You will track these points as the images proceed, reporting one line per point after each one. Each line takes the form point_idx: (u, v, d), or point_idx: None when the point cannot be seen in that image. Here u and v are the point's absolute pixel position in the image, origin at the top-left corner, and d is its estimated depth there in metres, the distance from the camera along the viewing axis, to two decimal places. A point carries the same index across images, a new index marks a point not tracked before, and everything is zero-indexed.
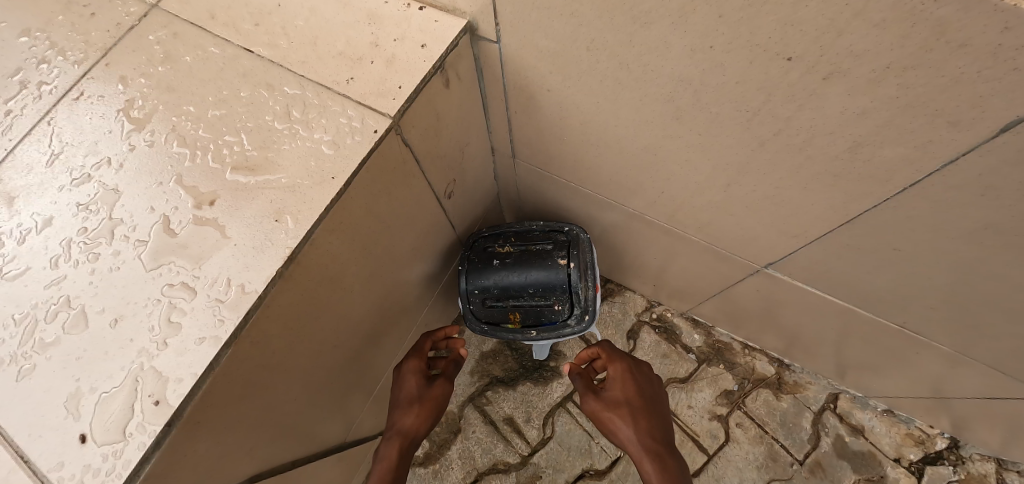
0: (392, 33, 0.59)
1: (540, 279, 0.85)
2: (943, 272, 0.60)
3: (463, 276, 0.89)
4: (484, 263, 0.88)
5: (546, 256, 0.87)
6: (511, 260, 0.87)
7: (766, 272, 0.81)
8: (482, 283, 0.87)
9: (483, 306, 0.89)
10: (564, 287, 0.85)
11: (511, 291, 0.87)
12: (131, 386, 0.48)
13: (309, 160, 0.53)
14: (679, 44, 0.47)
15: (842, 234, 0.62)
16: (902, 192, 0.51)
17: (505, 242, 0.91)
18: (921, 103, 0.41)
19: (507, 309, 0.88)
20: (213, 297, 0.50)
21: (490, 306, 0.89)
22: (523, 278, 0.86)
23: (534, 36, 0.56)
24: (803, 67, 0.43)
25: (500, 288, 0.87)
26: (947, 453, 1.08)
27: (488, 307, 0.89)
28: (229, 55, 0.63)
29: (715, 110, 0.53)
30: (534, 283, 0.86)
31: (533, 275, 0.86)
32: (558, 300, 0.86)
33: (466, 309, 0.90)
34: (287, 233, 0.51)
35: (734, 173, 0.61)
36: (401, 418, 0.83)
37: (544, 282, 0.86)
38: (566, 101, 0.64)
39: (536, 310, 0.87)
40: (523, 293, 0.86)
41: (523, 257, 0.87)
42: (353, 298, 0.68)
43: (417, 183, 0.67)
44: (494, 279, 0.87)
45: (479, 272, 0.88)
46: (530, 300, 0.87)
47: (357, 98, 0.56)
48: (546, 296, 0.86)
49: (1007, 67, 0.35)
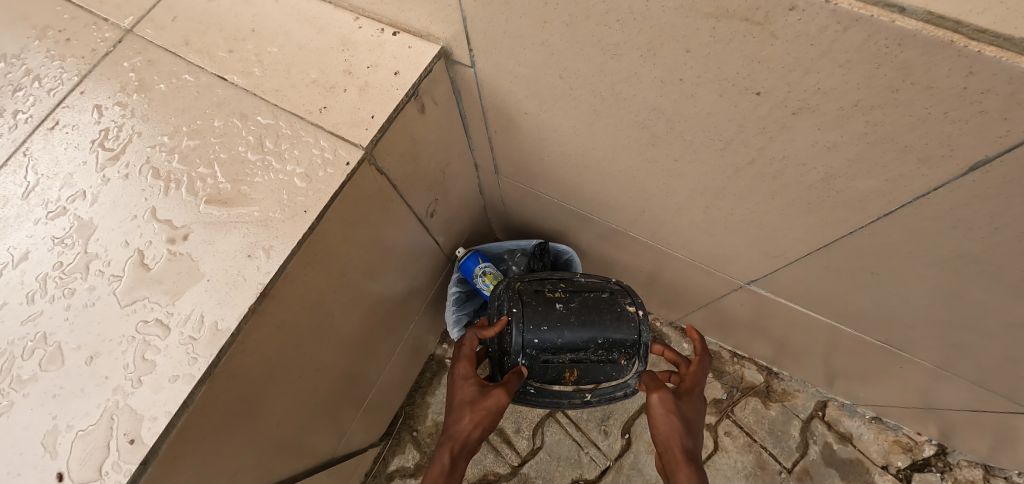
0: (365, 59, 0.59)
1: (611, 332, 0.73)
2: (922, 295, 0.59)
3: (516, 321, 0.72)
4: (542, 307, 0.74)
5: (614, 304, 0.75)
6: (575, 307, 0.74)
7: (750, 288, 0.81)
8: (542, 333, 0.72)
9: (537, 362, 0.72)
10: (635, 342, 0.73)
11: (575, 344, 0.72)
12: (107, 424, 0.48)
13: (281, 193, 0.53)
14: (649, 75, 0.46)
15: (821, 256, 0.62)
16: (877, 221, 0.51)
17: (555, 285, 0.78)
18: (892, 140, 0.40)
19: (566, 366, 0.72)
20: (186, 335, 0.50)
21: (543, 362, 0.73)
22: (591, 327, 0.72)
23: (508, 62, 0.55)
24: (773, 101, 0.42)
25: (563, 340, 0.72)
26: (935, 459, 1.08)
27: (541, 364, 0.73)
28: (203, 83, 0.62)
29: (689, 138, 0.52)
30: (603, 337, 0.72)
31: (602, 325, 0.73)
32: (626, 356, 0.73)
33: (514, 365, 0.72)
34: (259, 269, 0.51)
35: (712, 197, 0.61)
36: (453, 423, 0.66)
37: (614, 335, 0.73)
38: (544, 123, 0.63)
39: (599, 369, 0.73)
40: (586, 348, 0.72)
41: (589, 303, 0.75)
42: (333, 323, 0.68)
43: (396, 207, 0.67)
44: (557, 329, 0.72)
45: (538, 317, 0.73)
46: (593, 356, 0.73)
47: (330, 129, 0.55)
48: (613, 352, 0.73)
49: (973, 109, 0.34)
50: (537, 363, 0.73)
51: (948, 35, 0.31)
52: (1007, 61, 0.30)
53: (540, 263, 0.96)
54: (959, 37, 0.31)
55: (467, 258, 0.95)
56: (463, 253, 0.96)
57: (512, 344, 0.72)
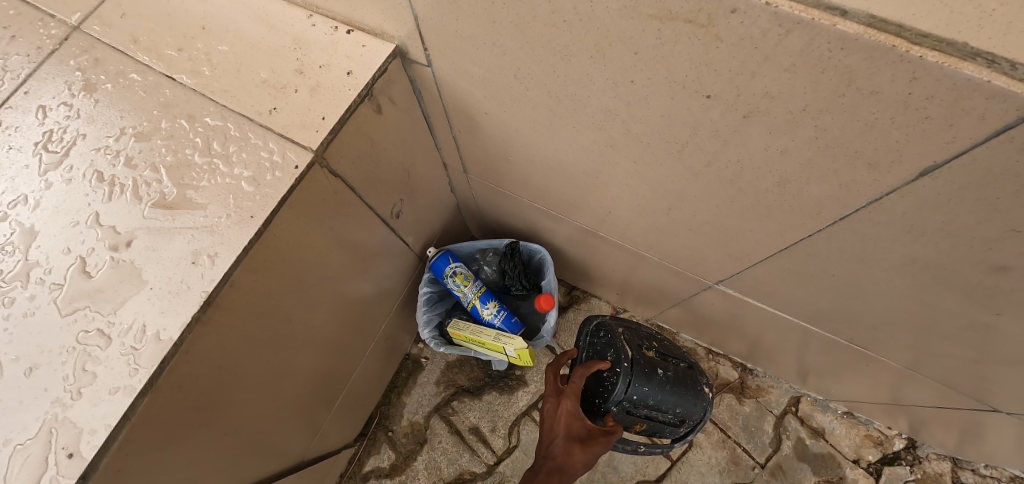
0: (317, 58, 0.57)
1: (688, 406, 0.86)
2: (882, 297, 0.59)
3: (623, 375, 0.80)
4: (646, 366, 0.83)
5: (695, 378, 0.89)
6: (671, 373, 0.85)
7: (718, 288, 0.81)
8: (642, 389, 0.81)
9: (622, 410, 0.81)
10: (699, 416, 0.89)
11: (660, 407, 0.84)
12: (45, 437, 0.47)
13: (227, 198, 0.51)
14: (601, 77, 0.45)
15: (784, 258, 0.61)
16: (834, 225, 0.50)
17: (649, 345, 0.89)
18: (842, 145, 0.39)
19: (638, 420, 0.84)
20: (128, 345, 0.48)
21: (628, 414, 0.83)
22: (679, 397, 0.85)
23: (463, 62, 0.54)
24: (723, 105, 0.41)
25: (655, 402, 0.83)
26: (905, 453, 1.10)
27: (627, 415, 0.82)
28: (151, 83, 0.60)
29: (646, 140, 0.51)
30: (681, 406, 0.86)
31: (686, 398, 0.86)
32: (684, 424, 0.90)
33: (609, 413, 0.80)
34: (202, 277, 0.49)
35: (674, 199, 0.60)
36: (557, 444, 0.72)
37: (688, 407, 0.88)
38: (505, 124, 0.62)
39: (658, 428, 0.88)
40: (663, 410, 0.85)
41: (677, 374, 0.87)
42: (292, 329, 0.67)
43: (356, 209, 0.66)
44: (653, 389, 0.82)
45: (642, 377, 0.81)
46: (664, 417, 0.86)
47: (279, 131, 0.54)
48: (678, 420, 0.88)
49: (919, 116, 0.33)
50: (623, 414, 0.82)
51: (890, 40, 0.30)
52: (949, 67, 0.29)
53: (511, 263, 0.96)
54: (902, 42, 0.30)
55: (438, 257, 0.94)
56: (434, 253, 0.95)
57: (614, 392, 0.79)
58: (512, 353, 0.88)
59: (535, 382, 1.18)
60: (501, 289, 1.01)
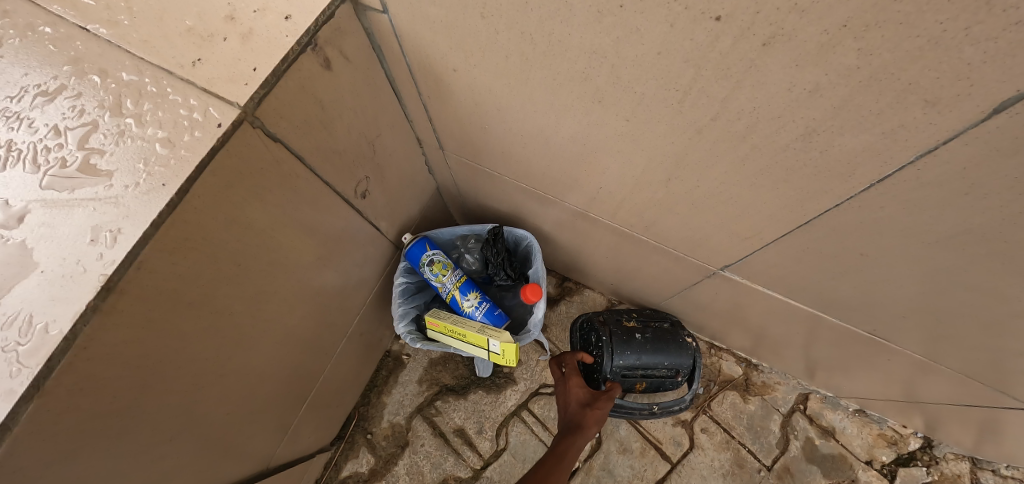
0: (251, 2, 0.48)
1: (674, 357, 0.93)
2: (914, 279, 0.51)
3: (607, 348, 0.91)
4: (624, 336, 0.93)
5: (676, 334, 0.95)
6: (649, 335, 0.94)
7: (722, 274, 0.73)
8: (627, 355, 0.91)
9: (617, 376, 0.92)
10: (691, 366, 0.93)
11: (647, 365, 0.93)
12: None
13: (137, 162, 0.43)
14: (582, 5, 0.37)
15: (801, 236, 0.53)
16: (867, 190, 0.42)
17: (629, 316, 0.99)
18: (888, 77, 0.31)
19: (638, 379, 0.93)
20: (10, 339, 0.39)
21: None
22: (661, 352, 0.93)
23: (421, 2, 0.45)
24: (735, 30, 0.33)
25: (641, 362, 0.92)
26: (921, 453, 1.03)
27: None
28: (62, 36, 0.51)
29: (640, 89, 0.42)
30: (669, 361, 0.93)
31: (669, 352, 0.93)
32: (682, 375, 0.95)
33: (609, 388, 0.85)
34: (100, 257, 0.40)
35: (673, 167, 0.51)
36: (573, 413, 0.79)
37: (677, 359, 0.93)
38: (476, 83, 0.53)
39: (659, 383, 0.95)
40: (655, 368, 0.93)
41: (657, 335, 0.95)
42: (237, 322, 0.58)
43: (307, 184, 0.57)
44: (636, 352, 0.92)
45: (622, 344, 0.92)
46: (659, 372, 0.94)
47: (203, 85, 0.45)
48: (674, 374, 0.94)
49: (1004, 21, 0.26)
50: None
51: None
52: None
53: (494, 251, 0.88)
54: None
55: (414, 244, 0.86)
56: (410, 239, 0.87)
57: (602, 365, 0.91)
58: (497, 348, 0.76)
59: (524, 380, 1.09)
60: (484, 279, 0.93)
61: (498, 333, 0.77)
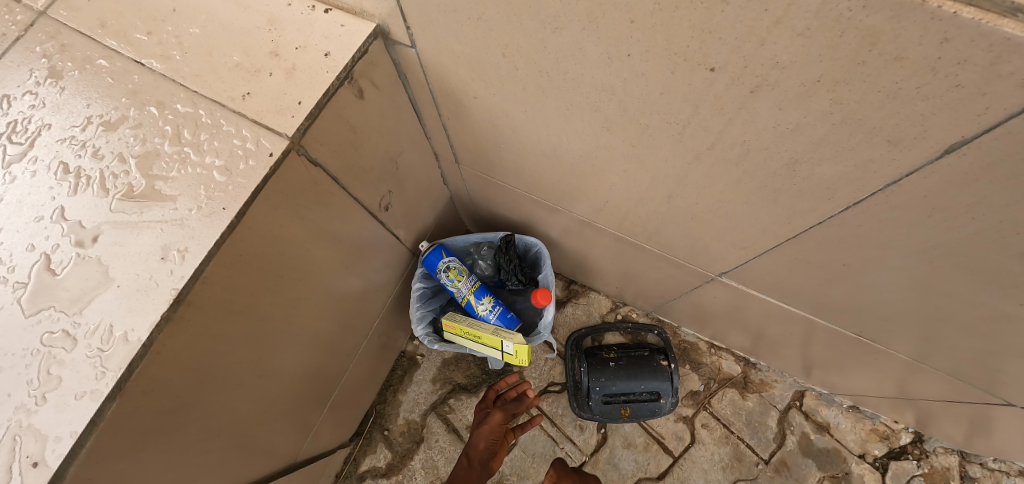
0: (293, 40, 0.53)
1: (648, 380, 1.06)
2: (894, 286, 0.56)
3: (585, 377, 1.08)
4: (600, 366, 1.09)
5: (651, 359, 1.09)
6: (624, 364, 1.08)
7: (721, 279, 0.78)
8: (602, 384, 1.07)
9: (598, 401, 1.07)
10: (667, 384, 1.06)
11: (625, 390, 1.07)
12: (8, 446, 0.44)
13: (199, 188, 0.49)
14: (595, 51, 0.42)
15: (791, 247, 0.58)
16: (847, 209, 0.47)
17: (610, 346, 1.12)
18: (857, 120, 0.37)
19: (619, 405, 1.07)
20: (94, 346, 0.45)
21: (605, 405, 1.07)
22: (636, 378, 1.07)
23: (448, 41, 0.51)
24: (728, 78, 0.38)
25: (618, 388, 1.07)
26: (912, 447, 1.08)
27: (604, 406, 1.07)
28: (119, 68, 0.57)
29: (644, 120, 0.48)
30: (645, 384, 1.07)
31: (643, 376, 1.07)
32: (663, 395, 1.07)
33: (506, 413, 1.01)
34: (173, 273, 0.46)
35: (674, 185, 0.57)
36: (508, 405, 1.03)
37: (654, 381, 1.07)
38: (494, 108, 0.59)
39: (642, 403, 1.07)
40: (633, 391, 1.07)
41: (631, 362, 1.08)
42: (275, 327, 0.64)
43: (339, 201, 0.62)
44: (611, 380, 1.07)
45: (597, 373, 1.08)
46: (638, 395, 1.07)
47: (253, 117, 0.51)
48: (653, 393, 1.07)
49: (948, 84, 0.31)
50: (600, 405, 1.07)
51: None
52: (986, 24, 0.27)
53: (506, 258, 0.93)
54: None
55: (430, 252, 0.91)
56: (427, 247, 0.92)
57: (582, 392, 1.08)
58: (510, 348, 0.82)
59: (533, 378, 1.15)
60: (496, 284, 0.98)
61: (512, 334, 0.82)
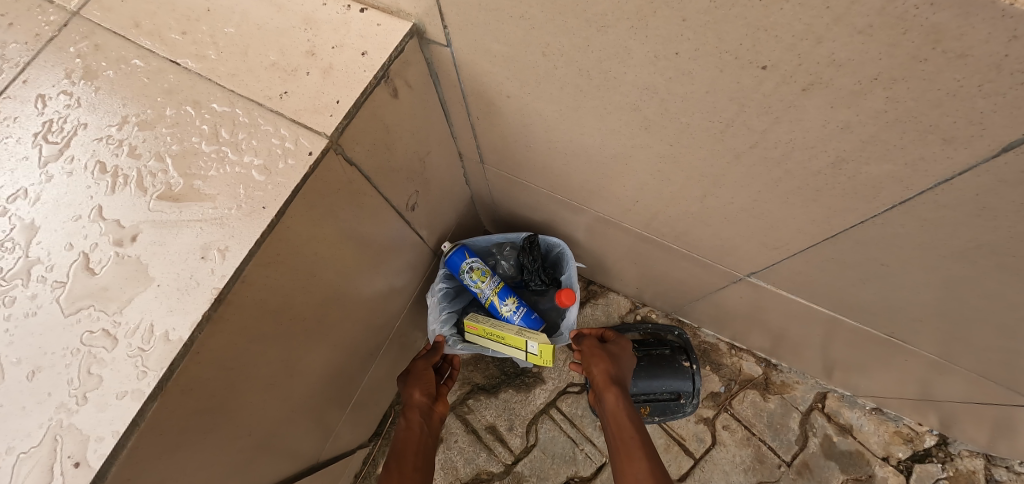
0: (329, 39, 0.54)
1: (670, 380, 1.06)
2: (932, 287, 0.56)
3: None
4: None
5: (673, 357, 1.08)
6: (645, 363, 1.07)
7: (749, 280, 0.77)
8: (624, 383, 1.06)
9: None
10: (689, 385, 1.07)
11: (646, 388, 1.06)
12: (50, 446, 0.44)
13: (237, 188, 0.49)
14: (641, 50, 0.42)
15: (827, 247, 0.57)
16: (891, 209, 0.46)
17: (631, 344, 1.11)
18: (913, 118, 0.36)
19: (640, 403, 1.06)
20: (135, 346, 0.45)
21: None
22: (658, 377, 1.06)
23: (486, 40, 0.50)
24: (781, 76, 0.38)
25: (639, 387, 1.06)
26: (936, 450, 1.06)
27: None
28: (154, 68, 0.57)
29: (686, 120, 0.47)
30: (666, 383, 1.06)
31: (665, 375, 1.06)
32: (682, 393, 1.08)
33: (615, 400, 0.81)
34: (213, 272, 0.46)
35: (710, 185, 0.56)
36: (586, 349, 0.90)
37: (676, 381, 1.06)
38: (527, 107, 0.58)
39: (661, 401, 1.07)
40: (654, 389, 1.06)
41: (653, 361, 1.08)
42: (306, 327, 0.64)
43: (370, 200, 0.62)
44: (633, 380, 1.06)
45: None
46: (659, 393, 1.07)
47: (291, 116, 0.51)
48: (672, 392, 1.08)
49: (1013, 81, 0.30)
50: None
51: None
52: None
53: (530, 257, 0.94)
54: None
55: (453, 253, 0.90)
56: (449, 248, 0.91)
57: None
58: (535, 349, 0.82)
59: (552, 379, 1.14)
60: (518, 284, 0.99)
61: (536, 335, 0.83)
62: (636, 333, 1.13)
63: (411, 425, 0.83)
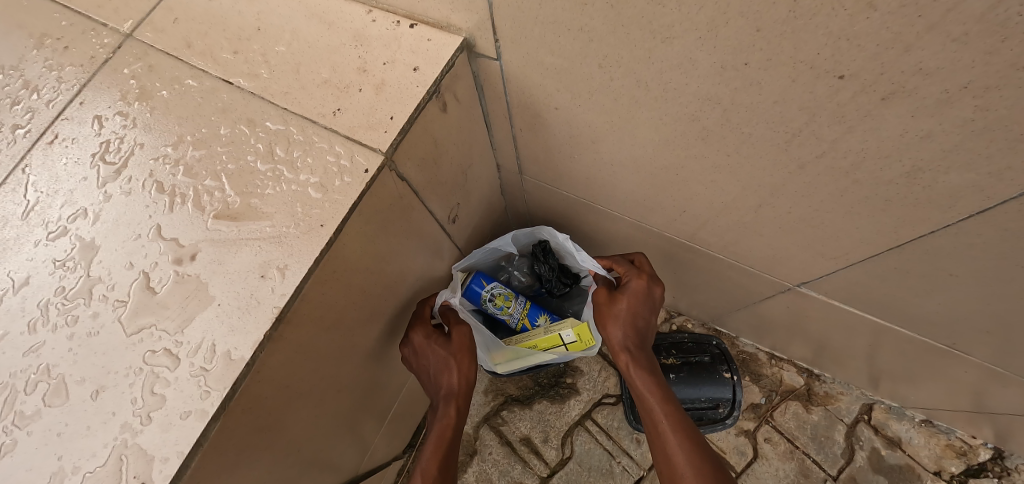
0: (380, 56, 0.55)
1: (711, 391, 1.03)
2: (1007, 298, 0.53)
3: None
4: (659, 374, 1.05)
5: (713, 368, 1.05)
6: (685, 373, 1.05)
7: (797, 290, 0.75)
8: None
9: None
10: (730, 396, 1.03)
11: (685, 399, 1.03)
12: (115, 466, 0.44)
13: (295, 206, 0.50)
14: (707, 61, 0.41)
15: (889, 258, 0.55)
16: (966, 220, 0.44)
17: (668, 353, 1.08)
18: (1004, 126, 0.34)
19: None
20: (197, 366, 0.46)
21: None
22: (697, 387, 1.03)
23: (538, 52, 0.50)
24: (858, 86, 0.36)
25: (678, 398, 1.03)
26: (992, 464, 1.02)
27: None
28: (207, 87, 0.58)
29: (748, 130, 0.46)
30: (706, 394, 1.04)
31: (705, 386, 1.04)
32: (723, 404, 1.03)
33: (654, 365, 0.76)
34: (274, 291, 0.47)
35: (766, 194, 0.54)
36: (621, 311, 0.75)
37: (716, 391, 1.04)
38: (576, 119, 0.58)
39: (701, 413, 1.04)
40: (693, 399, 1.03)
41: (692, 370, 1.05)
42: (353, 342, 0.64)
43: (416, 214, 0.62)
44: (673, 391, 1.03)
45: None
46: (698, 404, 1.03)
47: (345, 133, 0.52)
48: (713, 403, 1.04)
49: None
50: None
51: None
52: None
53: (545, 265, 0.88)
54: None
55: (469, 282, 0.80)
56: (463, 277, 0.81)
57: None
58: (570, 335, 0.79)
59: (587, 390, 1.13)
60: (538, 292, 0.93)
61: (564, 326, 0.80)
62: (674, 343, 1.09)
63: (445, 406, 0.73)
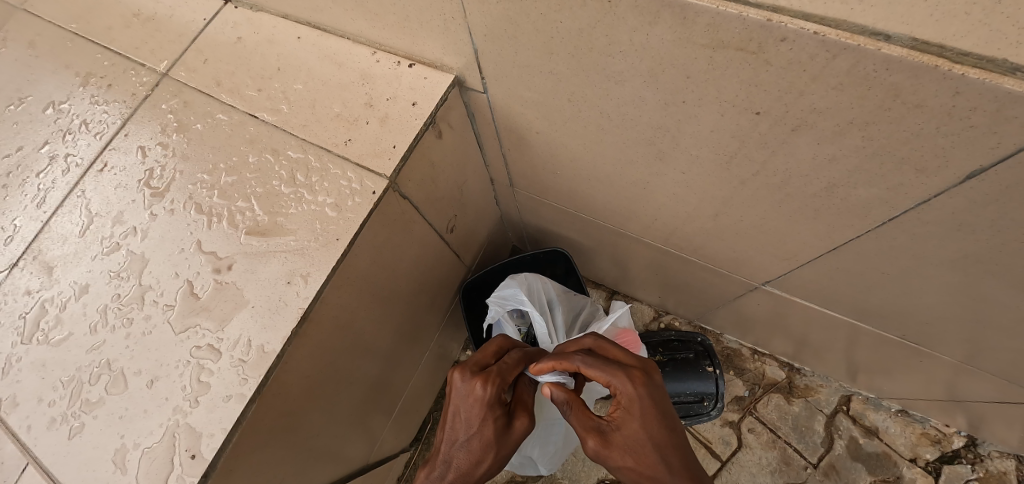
0: (384, 92, 0.64)
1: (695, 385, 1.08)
2: (935, 292, 0.60)
3: None
4: None
5: (697, 363, 1.10)
6: (671, 369, 1.10)
7: (765, 288, 0.83)
8: None
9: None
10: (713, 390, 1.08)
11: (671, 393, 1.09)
12: (169, 441, 0.53)
13: (315, 222, 0.59)
14: (654, 98, 0.49)
15: (830, 258, 0.63)
16: (881, 226, 0.52)
17: (655, 351, 1.14)
18: (888, 152, 0.42)
19: None
20: (236, 358, 0.55)
21: None
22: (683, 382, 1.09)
23: (518, 88, 0.59)
24: (772, 120, 0.44)
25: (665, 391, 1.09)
26: (965, 451, 1.07)
27: None
28: (236, 121, 0.68)
29: (695, 152, 0.54)
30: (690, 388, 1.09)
31: (690, 381, 1.09)
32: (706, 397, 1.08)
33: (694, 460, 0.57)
34: (298, 295, 0.56)
35: (720, 205, 0.62)
36: (631, 428, 0.56)
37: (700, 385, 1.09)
38: (555, 141, 0.67)
39: (687, 405, 1.09)
40: (679, 393, 1.09)
41: (678, 365, 1.11)
42: (364, 340, 0.72)
43: (418, 226, 0.71)
44: None
45: None
46: (684, 398, 1.09)
47: (356, 160, 0.61)
48: (696, 396, 1.09)
49: (963, 124, 0.36)
50: None
51: (932, 60, 0.33)
52: (990, 82, 0.32)
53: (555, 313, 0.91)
54: (944, 61, 0.33)
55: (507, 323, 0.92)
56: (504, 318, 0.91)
57: None
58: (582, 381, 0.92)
59: None
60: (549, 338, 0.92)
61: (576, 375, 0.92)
62: (661, 340, 1.16)
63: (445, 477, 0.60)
